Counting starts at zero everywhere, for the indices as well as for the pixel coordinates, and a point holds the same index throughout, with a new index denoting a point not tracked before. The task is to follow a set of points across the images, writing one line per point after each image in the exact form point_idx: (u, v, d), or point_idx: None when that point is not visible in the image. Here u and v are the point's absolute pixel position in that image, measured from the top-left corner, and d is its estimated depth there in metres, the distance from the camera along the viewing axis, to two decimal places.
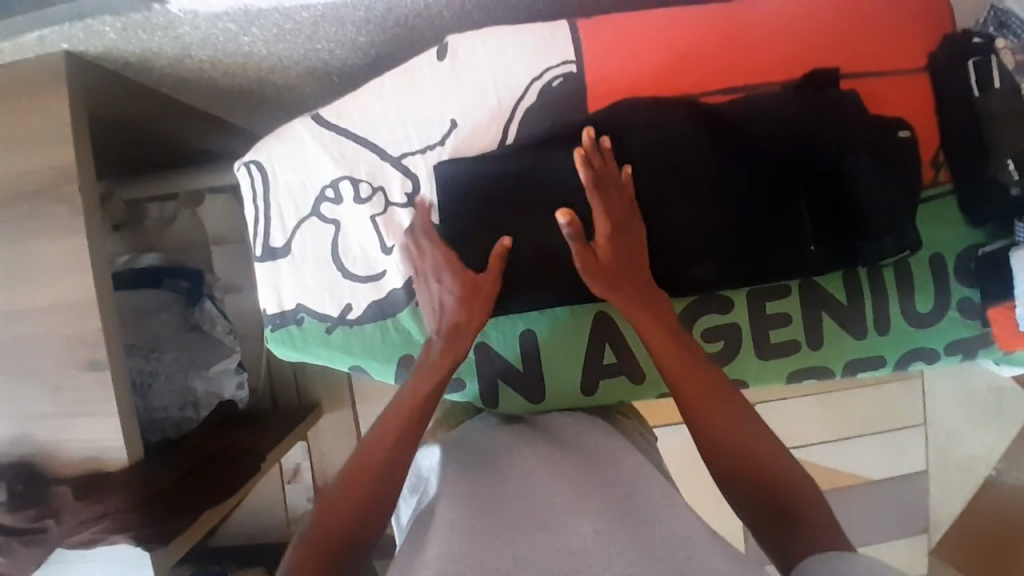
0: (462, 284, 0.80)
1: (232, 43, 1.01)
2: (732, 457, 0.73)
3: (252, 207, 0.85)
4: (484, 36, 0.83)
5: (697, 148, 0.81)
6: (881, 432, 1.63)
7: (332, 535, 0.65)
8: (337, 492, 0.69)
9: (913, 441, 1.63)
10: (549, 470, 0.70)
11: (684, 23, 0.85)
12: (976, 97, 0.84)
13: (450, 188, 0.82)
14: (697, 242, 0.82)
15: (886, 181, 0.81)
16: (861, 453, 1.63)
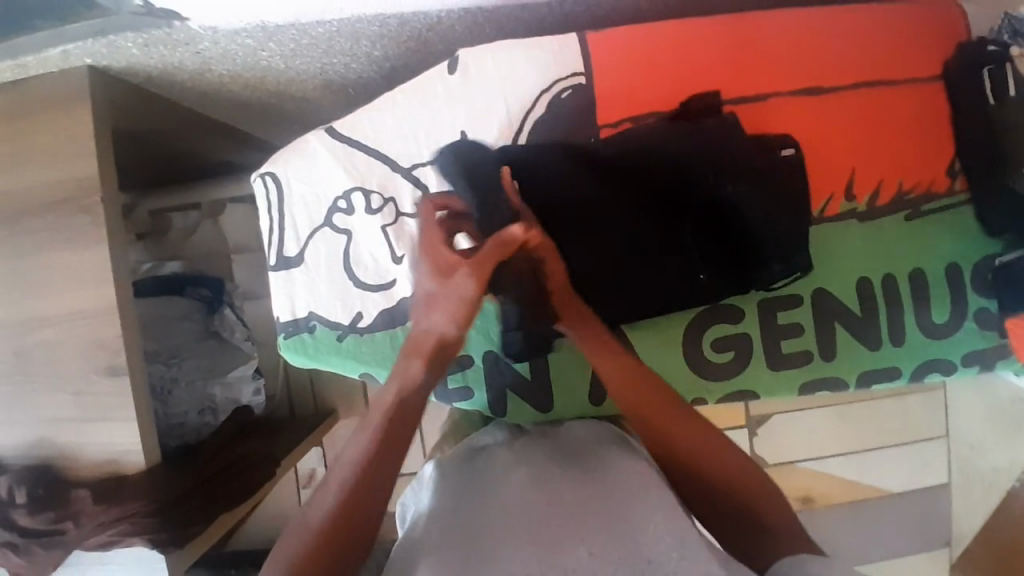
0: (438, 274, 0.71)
1: (249, 58, 1.04)
2: (709, 480, 0.72)
3: (267, 217, 0.86)
4: (494, 49, 0.84)
5: (573, 180, 0.81)
6: (902, 444, 1.60)
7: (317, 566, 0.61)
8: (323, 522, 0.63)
9: (934, 454, 1.60)
10: (544, 487, 0.70)
11: (692, 35, 0.85)
12: (991, 105, 0.84)
13: (449, 172, 0.81)
14: (589, 275, 0.82)
15: (768, 208, 0.82)
16: (880, 466, 1.60)
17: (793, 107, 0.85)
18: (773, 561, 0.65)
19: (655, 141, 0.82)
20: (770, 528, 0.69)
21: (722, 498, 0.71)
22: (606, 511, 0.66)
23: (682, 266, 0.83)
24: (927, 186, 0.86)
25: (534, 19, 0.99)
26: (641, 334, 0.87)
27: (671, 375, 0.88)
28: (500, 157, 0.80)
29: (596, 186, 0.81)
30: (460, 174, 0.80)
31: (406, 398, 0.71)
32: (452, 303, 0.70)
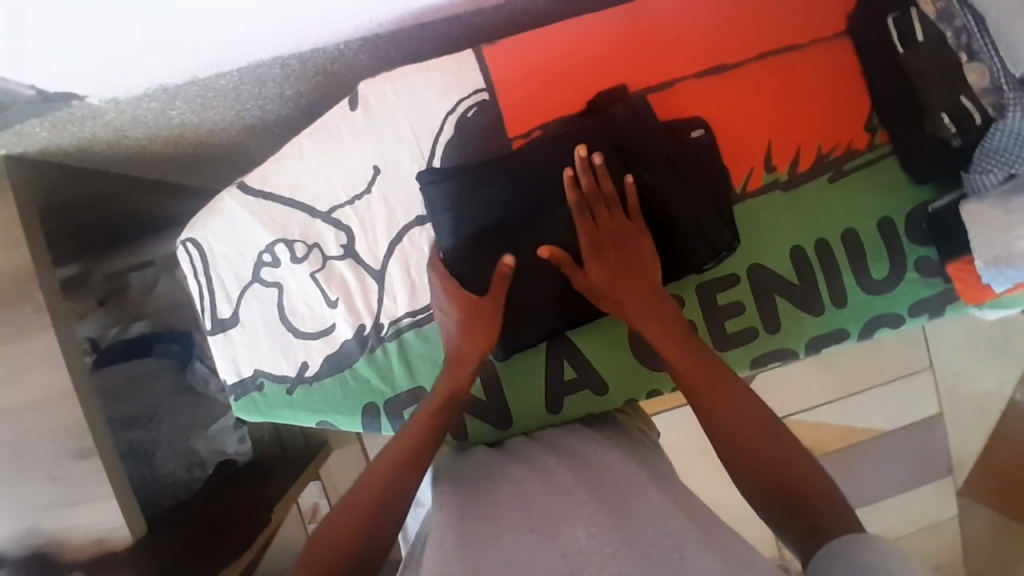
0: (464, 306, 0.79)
1: (161, 118, 1.03)
2: (760, 468, 0.70)
3: (196, 283, 0.86)
4: (393, 80, 0.83)
5: (499, 196, 0.81)
6: (891, 382, 1.60)
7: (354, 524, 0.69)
8: (356, 495, 0.71)
9: (924, 388, 1.61)
10: (545, 483, 0.70)
11: (588, 33, 0.84)
12: (901, 54, 0.82)
13: (428, 196, 0.81)
14: (535, 300, 0.83)
15: (686, 192, 0.82)
16: (872, 407, 1.60)
17: (700, 88, 0.84)
18: (825, 547, 0.61)
19: (553, 152, 0.81)
20: (822, 511, 0.65)
21: (756, 478, 0.71)
22: (591, 493, 0.67)
23: None
24: (848, 144, 0.86)
25: (436, 36, 0.99)
26: (586, 338, 0.87)
27: (623, 373, 0.88)
28: (431, 186, 0.81)
29: (506, 213, 0.81)
30: (434, 200, 0.81)
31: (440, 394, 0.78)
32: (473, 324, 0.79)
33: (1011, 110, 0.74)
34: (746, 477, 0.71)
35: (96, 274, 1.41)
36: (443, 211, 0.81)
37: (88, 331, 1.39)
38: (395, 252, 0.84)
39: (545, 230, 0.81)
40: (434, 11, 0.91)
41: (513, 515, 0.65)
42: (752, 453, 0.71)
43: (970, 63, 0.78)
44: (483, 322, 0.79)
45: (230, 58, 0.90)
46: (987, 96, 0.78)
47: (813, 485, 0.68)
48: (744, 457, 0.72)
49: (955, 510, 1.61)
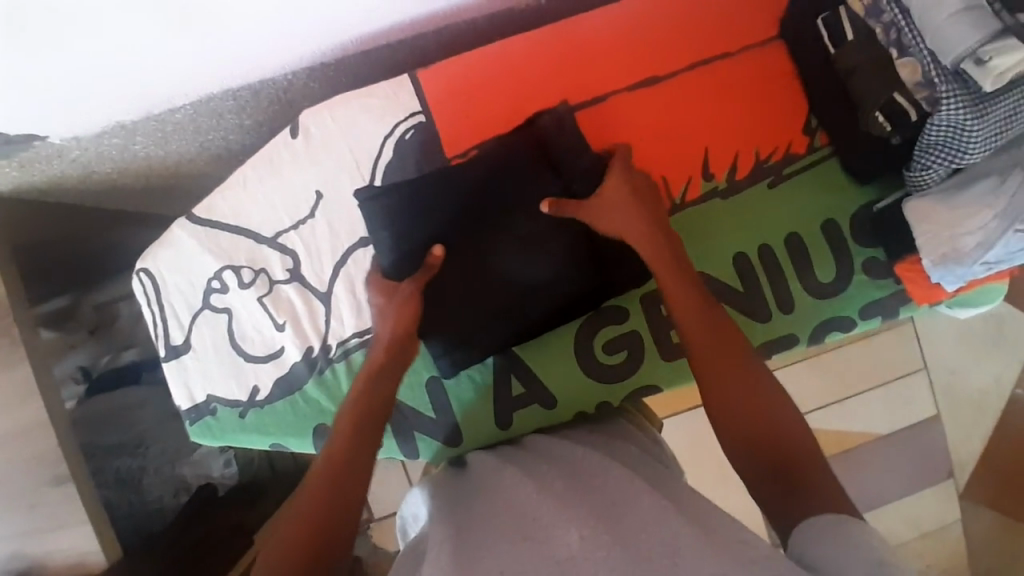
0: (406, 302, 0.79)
1: (125, 151, 1.07)
2: (756, 443, 0.67)
3: (149, 311, 0.88)
4: (331, 107, 0.85)
5: (439, 219, 0.81)
6: (883, 384, 1.57)
7: (314, 515, 0.65)
8: (310, 487, 0.68)
9: (919, 388, 1.57)
10: (540, 490, 0.67)
11: (523, 50, 0.86)
12: (833, 54, 0.80)
13: (371, 211, 0.81)
14: (476, 317, 0.83)
15: None
16: (866, 410, 1.57)
17: (633, 99, 0.85)
18: (801, 524, 0.57)
19: (484, 171, 0.82)
20: (813, 491, 0.60)
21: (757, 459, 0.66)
22: (533, 501, 0.65)
23: (557, 283, 0.83)
24: (786, 148, 0.86)
25: (382, 62, 1.01)
26: (532, 352, 0.87)
27: (572, 387, 0.87)
28: (392, 185, 0.81)
29: (445, 229, 0.81)
30: (384, 211, 0.81)
31: (387, 381, 0.78)
32: (392, 314, 0.79)
33: (945, 102, 0.71)
34: (738, 454, 0.68)
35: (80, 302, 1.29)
36: (382, 227, 0.81)
37: (70, 368, 1.26)
38: (339, 274, 0.86)
39: (474, 247, 0.82)
40: (374, 36, 0.94)
41: (450, 527, 0.65)
42: (746, 425, 0.68)
43: (901, 59, 0.75)
44: (401, 310, 0.79)
45: (183, 90, 0.93)
46: (920, 91, 0.75)
47: (810, 462, 0.63)
48: (737, 430, 0.68)
49: (956, 515, 1.57)
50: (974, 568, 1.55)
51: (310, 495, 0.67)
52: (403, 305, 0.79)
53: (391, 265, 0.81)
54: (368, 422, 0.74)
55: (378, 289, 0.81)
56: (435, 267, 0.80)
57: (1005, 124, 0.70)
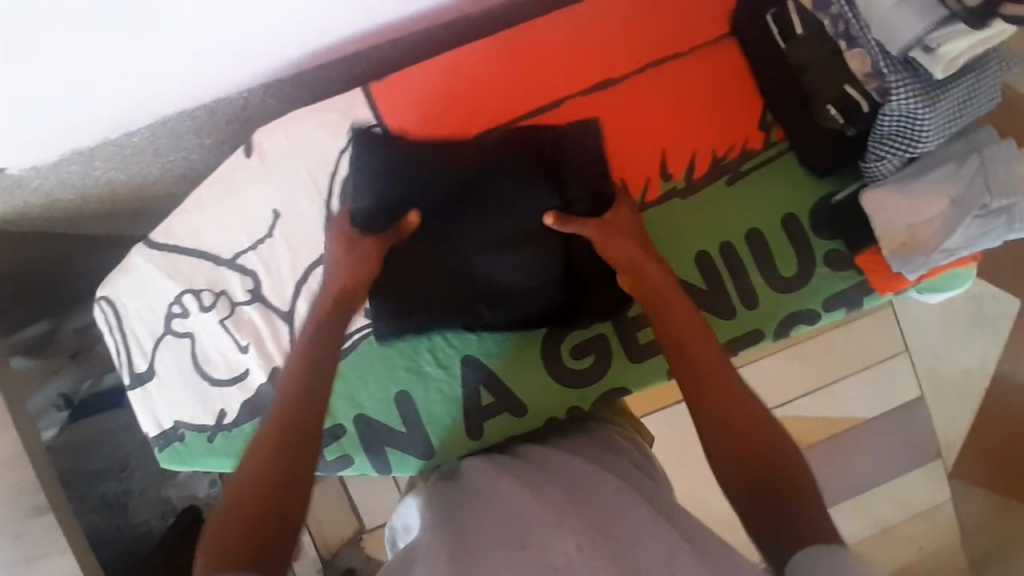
0: (367, 261, 0.78)
1: (88, 177, 1.04)
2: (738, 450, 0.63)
3: (113, 340, 0.88)
4: (285, 124, 0.84)
5: (421, 178, 0.82)
6: (862, 369, 1.56)
7: (262, 481, 0.61)
8: (255, 452, 0.63)
9: (899, 374, 1.56)
10: (536, 497, 0.65)
11: (473, 59, 0.85)
12: (785, 48, 0.81)
13: (364, 155, 0.82)
14: (451, 292, 0.83)
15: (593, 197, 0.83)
16: (847, 395, 1.56)
17: (586, 105, 0.85)
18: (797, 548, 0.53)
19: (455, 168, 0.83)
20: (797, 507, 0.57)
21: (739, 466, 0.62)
22: (520, 512, 0.63)
23: (529, 277, 0.84)
24: (743, 146, 0.86)
25: (339, 75, 0.99)
26: (500, 361, 0.86)
27: (541, 394, 0.86)
28: (373, 140, 0.82)
29: (421, 196, 0.82)
30: (366, 162, 0.82)
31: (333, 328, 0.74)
32: (352, 268, 0.78)
33: (894, 92, 0.71)
34: (720, 460, 0.64)
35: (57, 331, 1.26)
36: (365, 177, 0.82)
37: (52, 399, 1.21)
38: (301, 292, 0.85)
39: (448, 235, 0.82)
40: (326, 49, 0.93)
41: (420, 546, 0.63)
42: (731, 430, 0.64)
43: (850, 50, 0.75)
44: (363, 267, 0.78)
45: (137, 108, 0.90)
46: (870, 81, 0.75)
47: (795, 477, 0.60)
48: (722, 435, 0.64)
49: (945, 494, 1.57)
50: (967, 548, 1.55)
51: (256, 455, 0.63)
52: (364, 257, 0.78)
53: (361, 223, 0.81)
54: (317, 375, 0.69)
55: (341, 246, 0.79)
56: (406, 232, 0.80)
57: (950, 113, 0.73)
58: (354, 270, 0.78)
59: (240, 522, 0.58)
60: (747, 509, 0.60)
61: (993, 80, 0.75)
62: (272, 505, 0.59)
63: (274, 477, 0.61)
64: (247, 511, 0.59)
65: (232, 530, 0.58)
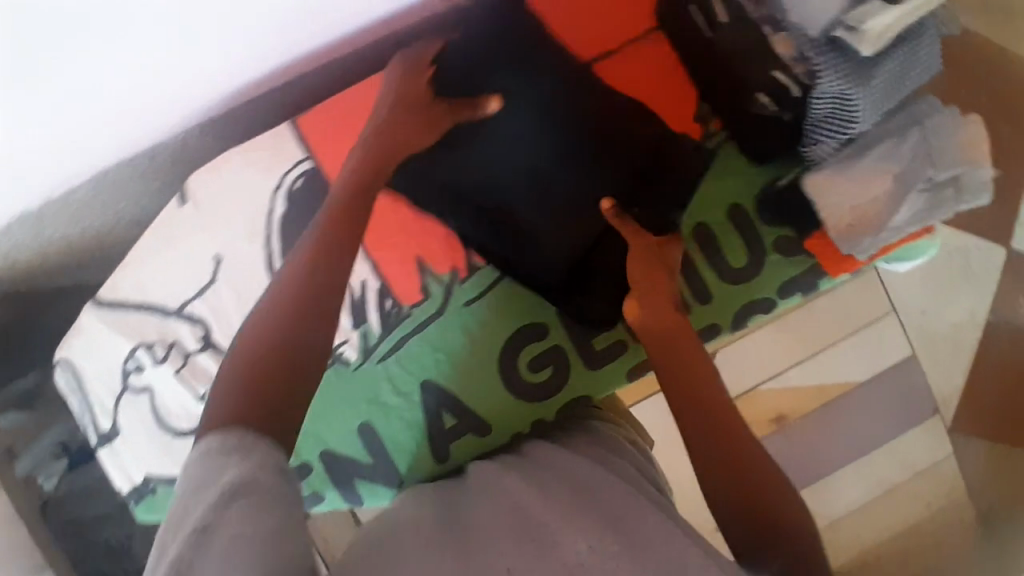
0: (426, 122, 0.76)
1: (36, 238, 0.99)
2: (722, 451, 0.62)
3: (77, 402, 0.89)
4: (217, 169, 0.83)
5: (458, 75, 0.81)
6: (852, 334, 1.26)
7: (281, 338, 0.52)
8: (272, 296, 0.55)
9: (894, 336, 1.25)
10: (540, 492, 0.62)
11: (396, 81, 0.83)
12: (710, 37, 0.77)
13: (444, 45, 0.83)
14: (489, 180, 0.82)
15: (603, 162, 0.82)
16: (842, 365, 1.26)
17: None
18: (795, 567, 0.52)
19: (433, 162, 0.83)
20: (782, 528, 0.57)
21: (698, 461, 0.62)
22: (520, 514, 0.60)
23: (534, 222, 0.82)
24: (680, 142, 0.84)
25: (273, 112, 0.96)
26: (459, 382, 0.86)
27: (503, 411, 0.86)
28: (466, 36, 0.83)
29: (481, 88, 0.81)
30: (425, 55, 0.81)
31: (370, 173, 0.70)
32: (411, 124, 0.74)
33: (822, 76, 0.68)
34: (703, 457, 0.62)
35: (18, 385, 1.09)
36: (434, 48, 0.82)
37: (42, 455, 1.08)
38: None
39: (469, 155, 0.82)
40: (253, 85, 0.91)
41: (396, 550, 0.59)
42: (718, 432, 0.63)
43: (776, 34, 0.71)
44: (415, 129, 0.75)
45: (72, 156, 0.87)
46: (797, 65, 0.70)
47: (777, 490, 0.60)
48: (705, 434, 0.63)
49: (947, 450, 1.26)
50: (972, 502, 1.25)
51: (271, 303, 0.55)
52: (426, 114, 0.76)
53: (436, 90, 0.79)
54: (354, 222, 0.64)
55: (408, 101, 0.76)
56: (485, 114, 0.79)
57: (881, 92, 0.70)
58: (414, 124, 0.75)
59: (245, 387, 0.50)
60: (726, 513, 0.59)
61: (930, 46, 0.72)
62: (288, 375, 0.51)
63: (294, 319, 0.53)
64: (261, 371, 0.51)
65: (232, 404, 0.49)
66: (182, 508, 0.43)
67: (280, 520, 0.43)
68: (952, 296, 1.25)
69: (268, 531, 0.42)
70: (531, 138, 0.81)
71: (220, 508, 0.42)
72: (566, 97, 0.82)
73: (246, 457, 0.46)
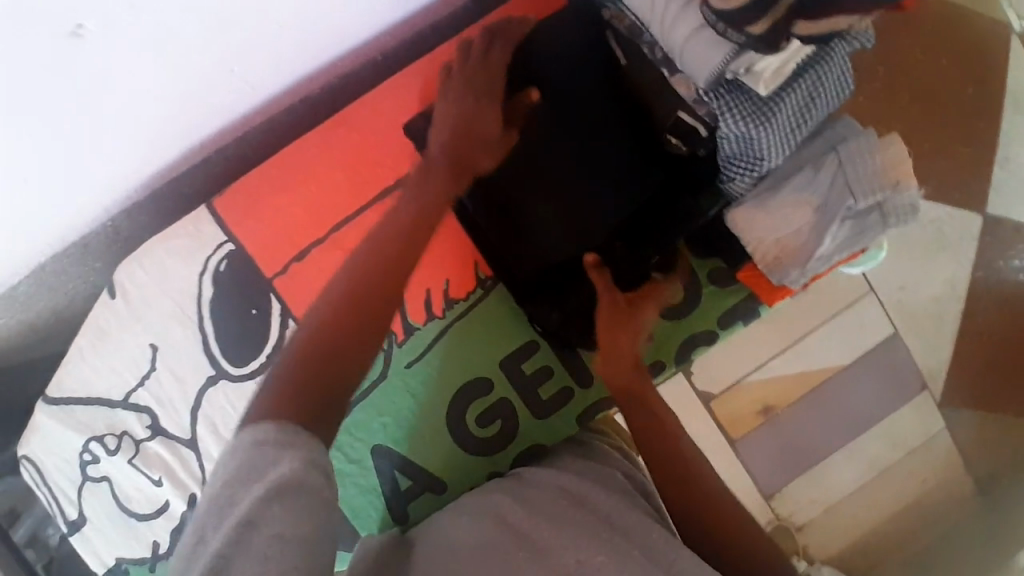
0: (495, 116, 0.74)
1: None
2: (694, 483, 0.64)
3: (41, 494, 0.90)
4: (138, 260, 0.84)
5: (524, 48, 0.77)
6: (837, 315, 1.14)
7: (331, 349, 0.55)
8: (335, 305, 0.57)
9: (872, 318, 1.15)
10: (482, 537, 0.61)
11: (313, 149, 0.84)
12: (624, 67, 0.75)
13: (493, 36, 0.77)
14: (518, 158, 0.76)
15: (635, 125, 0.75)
16: (824, 350, 1.15)
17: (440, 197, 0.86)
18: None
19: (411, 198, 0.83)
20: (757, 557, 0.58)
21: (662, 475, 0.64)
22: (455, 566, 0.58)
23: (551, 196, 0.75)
24: None
25: (200, 182, 0.95)
26: (409, 444, 0.86)
27: (455, 467, 0.86)
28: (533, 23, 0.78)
29: (547, 62, 0.76)
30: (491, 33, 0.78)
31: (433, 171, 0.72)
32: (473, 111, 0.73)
33: (723, 119, 0.65)
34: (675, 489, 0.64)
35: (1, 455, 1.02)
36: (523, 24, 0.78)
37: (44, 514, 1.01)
38: (198, 418, 0.84)
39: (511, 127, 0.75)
40: (174, 164, 0.90)
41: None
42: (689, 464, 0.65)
43: (674, 76, 0.68)
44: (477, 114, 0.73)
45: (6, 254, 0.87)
46: (698, 107, 0.68)
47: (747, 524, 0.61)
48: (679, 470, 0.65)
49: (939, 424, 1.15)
50: (968, 468, 1.15)
51: (332, 304, 0.58)
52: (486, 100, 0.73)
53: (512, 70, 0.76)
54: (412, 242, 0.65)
55: (468, 88, 0.74)
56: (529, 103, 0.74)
57: (788, 124, 0.67)
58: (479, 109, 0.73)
59: (297, 382, 0.52)
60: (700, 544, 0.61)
61: (842, 62, 0.66)
62: (332, 381, 0.54)
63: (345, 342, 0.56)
64: (311, 382, 0.53)
65: (284, 400, 0.51)
66: (228, 495, 0.45)
67: (310, 527, 0.44)
68: (930, 268, 1.14)
69: (302, 540, 0.43)
70: (567, 97, 0.75)
71: (265, 505, 0.43)
72: (591, 70, 0.76)
73: (295, 450, 0.47)
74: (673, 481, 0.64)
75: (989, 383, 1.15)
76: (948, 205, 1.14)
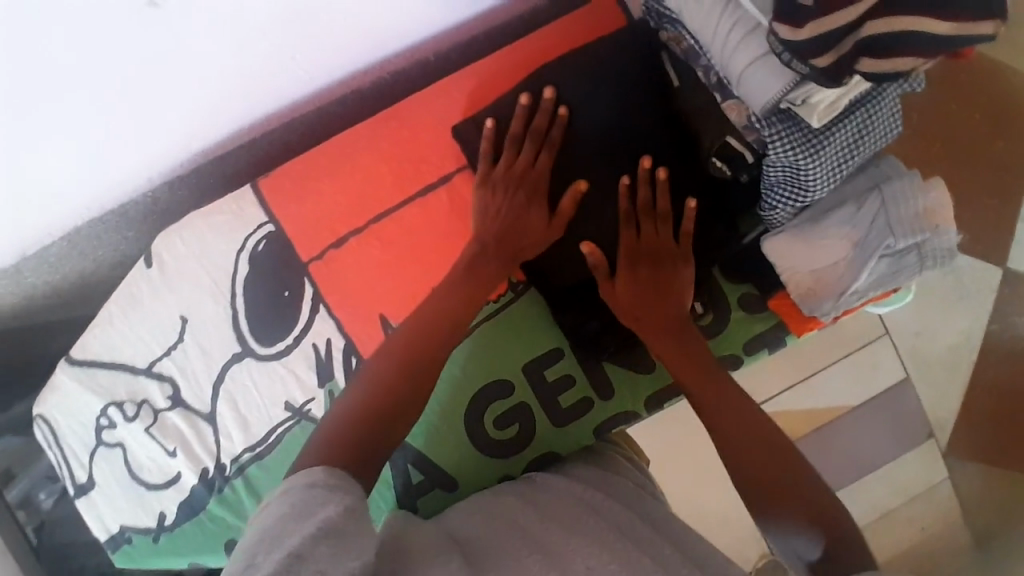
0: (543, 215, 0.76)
1: (18, 285, 0.99)
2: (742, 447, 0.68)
3: (53, 455, 0.90)
4: (178, 232, 0.86)
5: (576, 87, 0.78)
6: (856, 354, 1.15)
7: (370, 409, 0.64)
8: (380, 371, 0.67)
9: (887, 361, 1.15)
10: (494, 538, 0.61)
11: (360, 139, 0.86)
12: (676, 88, 0.77)
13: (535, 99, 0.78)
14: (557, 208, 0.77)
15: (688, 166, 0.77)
16: (838, 388, 1.15)
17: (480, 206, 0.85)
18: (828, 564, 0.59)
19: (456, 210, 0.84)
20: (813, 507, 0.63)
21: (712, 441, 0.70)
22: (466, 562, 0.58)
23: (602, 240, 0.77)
24: None
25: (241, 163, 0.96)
26: (425, 439, 0.85)
27: (468, 467, 0.86)
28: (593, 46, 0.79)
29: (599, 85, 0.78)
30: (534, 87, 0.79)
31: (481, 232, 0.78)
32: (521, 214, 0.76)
33: (773, 146, 0.65)
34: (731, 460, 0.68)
35: (8, 412, 1.02)
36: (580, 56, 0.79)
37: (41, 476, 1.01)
38: (219, 393, 0.85)
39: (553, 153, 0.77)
40: (219, 143, 0.91)
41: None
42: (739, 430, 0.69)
43: (726, 101, 0.69)
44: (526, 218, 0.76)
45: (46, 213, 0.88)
46: (748, 133, 0.69)
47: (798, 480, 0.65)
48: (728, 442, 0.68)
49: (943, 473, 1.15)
50: (966, 524, 1.14)
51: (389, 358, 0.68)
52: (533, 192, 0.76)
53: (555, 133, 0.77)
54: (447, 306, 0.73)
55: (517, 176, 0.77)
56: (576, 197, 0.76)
57: (836, 158, 0.67)
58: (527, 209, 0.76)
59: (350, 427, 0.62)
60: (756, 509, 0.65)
61: (892, 102, 0.67)
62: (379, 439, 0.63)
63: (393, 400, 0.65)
64: (357, 436, 0.61)
65: (333, 452, 0.59)
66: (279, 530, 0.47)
67: (359, 563, 0.46)
68: (951, 317, 1.14)
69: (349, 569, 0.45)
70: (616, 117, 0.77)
71: (312, 542, 0.45)
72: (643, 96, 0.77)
73: (342, 497, 0.52)
74: (732, 443, 0.68)
75: (997, 438, 1.14)
76: (972, 256, 1.14)
